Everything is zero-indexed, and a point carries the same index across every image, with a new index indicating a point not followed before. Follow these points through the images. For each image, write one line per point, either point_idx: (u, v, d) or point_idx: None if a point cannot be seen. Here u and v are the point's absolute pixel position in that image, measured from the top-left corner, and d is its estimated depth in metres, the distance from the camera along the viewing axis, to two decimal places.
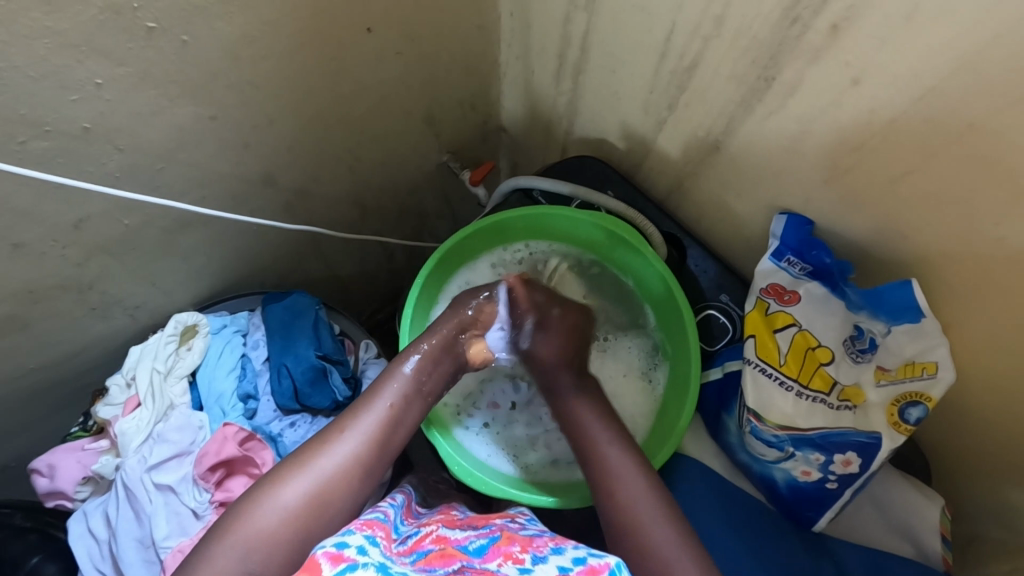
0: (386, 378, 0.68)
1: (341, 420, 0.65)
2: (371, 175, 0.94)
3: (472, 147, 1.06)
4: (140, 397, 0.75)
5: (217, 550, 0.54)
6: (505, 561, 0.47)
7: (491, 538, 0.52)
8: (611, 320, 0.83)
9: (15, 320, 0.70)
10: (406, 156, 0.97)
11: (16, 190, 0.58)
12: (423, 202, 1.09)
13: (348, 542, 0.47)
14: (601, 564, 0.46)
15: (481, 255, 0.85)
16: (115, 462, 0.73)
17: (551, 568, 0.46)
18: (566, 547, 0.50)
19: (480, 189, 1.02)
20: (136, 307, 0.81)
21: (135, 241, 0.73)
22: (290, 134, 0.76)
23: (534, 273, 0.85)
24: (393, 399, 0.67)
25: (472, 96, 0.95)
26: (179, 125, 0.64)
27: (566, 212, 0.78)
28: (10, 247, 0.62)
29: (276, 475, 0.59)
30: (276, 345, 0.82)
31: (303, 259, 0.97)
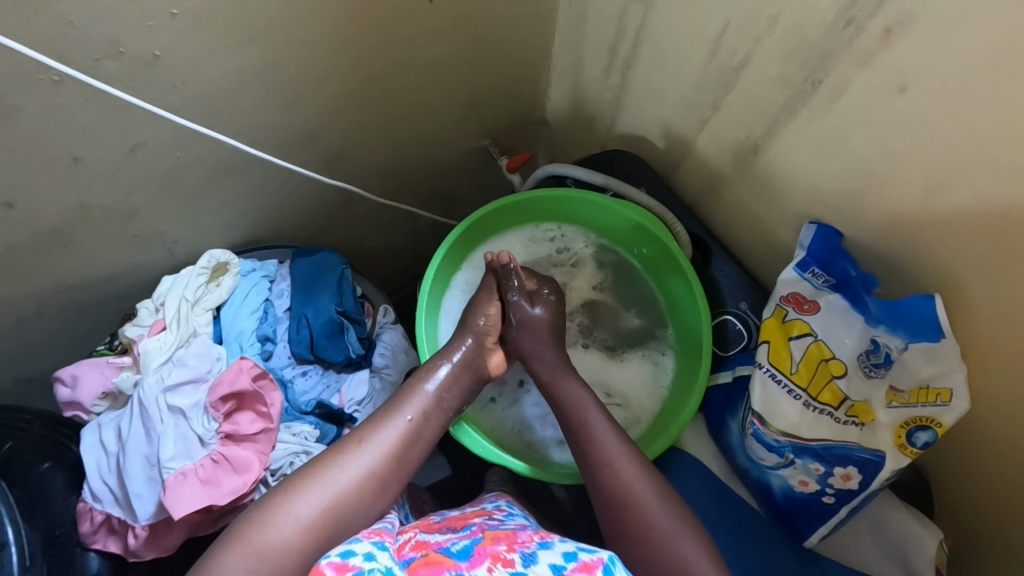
0: (406, 394, 0.69)
1: (358, 433, 0.65)
2: (412, 149, 0.97)
3: (513, 134, 1.08)
4: (167, 321, 0.77)
5: (228, 563, 0.53)
6: (494, 565, 0.49)
7: (478, 539, 0.55)
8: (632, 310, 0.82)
9: (62, 234, 0.73)
10: (447, 134, 1.00)
11: (82, 106, 0.61)
12: (458, 184, 1.12)
13: (352, 551, 0.49)
14: (594, 560, 0.48)
15: (513, 231, 0.85)
16: (134, 378, 0.74)
17: (543, 569, 0.48)
18: (554, 541, 0.53)
19: (515, 176, 1.05)
20: (174, 243, 0.85)
21: (183, 176, 0.76)
22: (342, 92, 0.79)
23: (562, 255, 0.85)
24: (413, 414, 0.67)
25: (520, 84, 0.98)
26: (240, 68, 0.68)
27: (599, 200, 0.78)
28: (70, 160, 0.66)
29: (290, 487, 0.59)
30: (299, 296, 0.85)
31: (336, 222, 1.00)
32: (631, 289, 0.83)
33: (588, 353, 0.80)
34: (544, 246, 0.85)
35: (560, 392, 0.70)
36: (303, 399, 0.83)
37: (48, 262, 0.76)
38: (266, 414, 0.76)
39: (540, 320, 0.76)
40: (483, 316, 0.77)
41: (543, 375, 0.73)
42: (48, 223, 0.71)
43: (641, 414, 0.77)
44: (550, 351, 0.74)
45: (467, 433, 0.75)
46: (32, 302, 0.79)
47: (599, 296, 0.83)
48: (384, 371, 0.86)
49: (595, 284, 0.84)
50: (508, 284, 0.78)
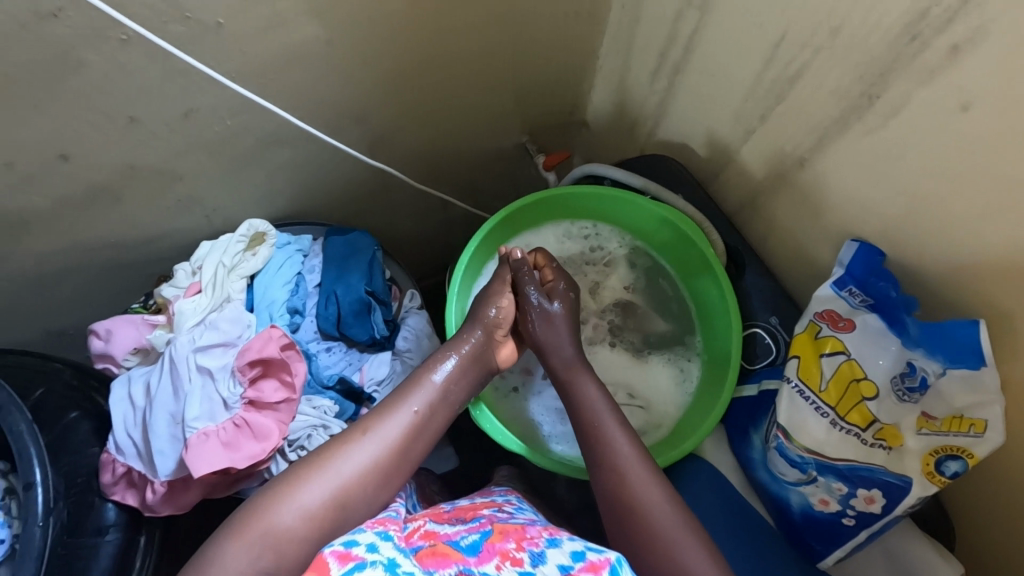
0: (413, 386, 0.68)
1: (362, 423, 0.64)
2: (452, 139, 0.98)
3: (552, 133, 1.09)
4: (203, 285, 0.79)
5: (232, 550, 0.53)
6: (503, 562, 0.49)
7: (487, 531, 0.55)
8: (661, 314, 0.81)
9: (109, 190, 0.77)
10: (487, 128, 1.01)
11: (145, 66, 0.63)
12: (493, 179, 1.12)
13: (356, 541, 0.51)
14: (601, 560, 0.47)
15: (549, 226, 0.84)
16: (167, 337, 0.76)
17: (551, 569, 0.48)
18: (562, 539, 0.53)
19: (551, 175, 1.05)
20: (214, 210, 0.87)
21: (231, 144, 0.78)
22: (392, 75, 0.80)
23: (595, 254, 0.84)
24: (419, 406, 0.66)
25: (565, 84, 0.99)
26: (298, 43, 0.69)
27: (636, 201, 0.77)
28: (126, 118, 0.68)
29: (295, 475, 0.59)
30: (330, 272, 0.86)
31: (371, 205, 1.01)
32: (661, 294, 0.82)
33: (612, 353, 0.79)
34: (578, 243, 0.84)
35: (572, 388, 0.70)
36: (326, 374, 0.84)
37: (97, 213, 0.79)
38: (290, 384, 0.77)
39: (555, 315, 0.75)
40: (495, 306, 0.75)
41: (557, 370, 0.73)
42: (98, 178, 0.74)
43: (662, 419, 0.76)
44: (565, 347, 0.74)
45: (482, 412, 0.75)
46: (78, 252, 0.83)
47: (631, 297, 0.82)
48: (406, 355, 0.87)
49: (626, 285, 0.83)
50: (525, 280, 0.76)
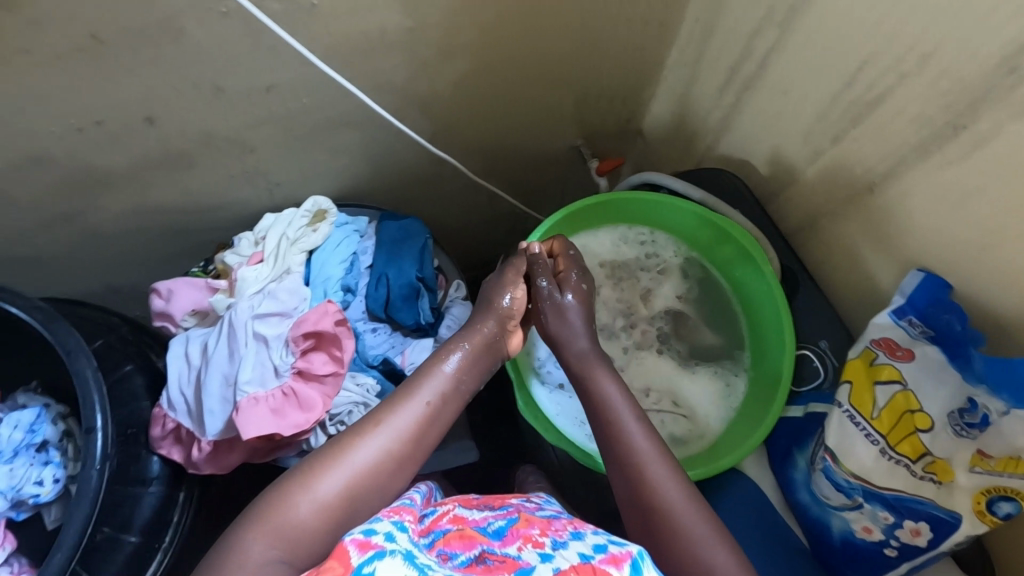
0: (423, 377, 0.65)
1: (374, 413, 0.62)
2: (510, 136, 1.00)
3: (606, 139, 1.10)
4: (264, 255, 0.81)
5: (249, 542, 0.52)
6: (525, 544, 0.50)
7: (512, 519, 0.55)
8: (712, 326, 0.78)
9: (185, 155, 0.80)
10: (545, 128, 1.02)
11: (239, 39, 0.66)
12: (543, 179, 1.14)
13: (374, 529, 0.49)
14: (622, 553, 0.46)
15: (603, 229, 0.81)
16: (227, 301, 0.78)
17: (572, 554, 0.48)
18: (586, 533, 0.53)
19: (602, 180, 1.06)
20: (275, 184, 0.91)
21: (304, 121, 0.81)
22: (465, 68, 0.82)
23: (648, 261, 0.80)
24: (431, 397, 0.64)
25: (627, 92, 1.00)
26: (383, 29, 0.71)
27: (677, 203, 0.75)
28: (213, 89, 0.71)
29: (309, 466, 0.57)
30: (383, 255, 0.88)
31: (423, 193, 1.04)
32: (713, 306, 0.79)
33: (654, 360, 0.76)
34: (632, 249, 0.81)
35: (587, 382, 0.68)
36: (371, 353, 0.86)
37: (172, 175, 0.83)
38: (339, 359, 0.78)
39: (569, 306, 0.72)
40: (508, 296, 0.73)
41: (569, 362, 0.70)
42: (178, 143, 0.78)
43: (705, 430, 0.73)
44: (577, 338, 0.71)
45: (518, 376, 0.82)
46: (148, 212, 0.87)
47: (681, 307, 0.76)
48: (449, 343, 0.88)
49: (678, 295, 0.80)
50: (537, 270, 0.73)
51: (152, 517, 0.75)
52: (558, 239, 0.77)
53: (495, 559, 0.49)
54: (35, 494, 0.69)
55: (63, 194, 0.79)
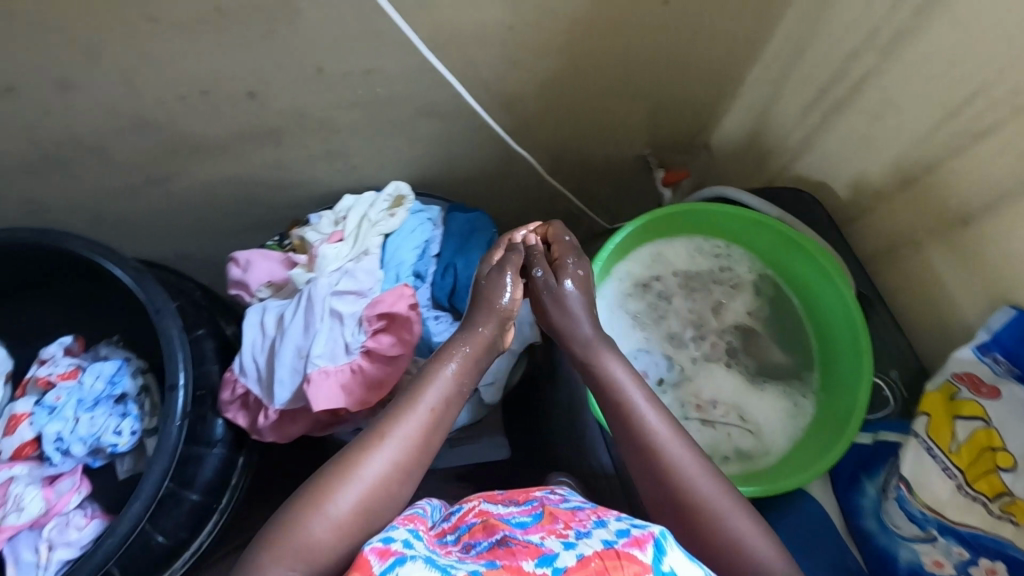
0: (426, 381, 0.64)
1: (381, 422, 0.61)
2: (581, 139, 1.01)
3: (673, 151, 1.10)
4: (344, 234, 0.83)
5: (268, 567, 0.52)
6: (547, 534, 0.51)
7: (539, 513, 0.55)
8: (783, 346, 0.74)
9: (275, 132, 0.83)
10: (615, 134, 1.03)
11: (350, 23, 0.68)
12: (605, 186, 1.14)
13: (391, 537, 0.50)
14: (644, 534, 0.47)
15: (680, 237, 0.77)
16: (306, 277, 0.78)
17: (595, 541, 0.48)
18: (608, 520, 0.53)
19: (666, 191, 1.07)
20: (352, 166, 0.93)
21: (392, 106, 0.83)
22: (552, 68, 0.84)
23: (720, 275, 0.77)
24: (436, 401, 0.63)
25: (702, 106, 1.00)
26: (483, 22, 0.73)
27: (727, 210, 0.72)
28: (315, 70, 0.74)
29: (320, 483, 0.56)
30: (453, 245, 0.88)
31: (487, 187, 1.05)
32: (782, 326, 0.75)
33: (716, 373, 0.72)
34: (707, 261, 0.77)
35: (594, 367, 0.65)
36: (435, 340, 0.84)
37: (258, 149, 0.85)
38: (407, 343, 0.78)
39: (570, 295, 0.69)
40: (506, 293, 0.70)
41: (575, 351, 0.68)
42: (271, 119, 0.80)
43: (769, 448, 0.69)
44: (578, 325, 0.68)
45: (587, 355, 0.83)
46: (229, 182, 0.90)
47: (751, 323, 0.75)
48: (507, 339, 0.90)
49: (748, 312, 0.76)
50: (533, 260, 0.72)
51: (213, 475, 0.77)
52: (553, 226, 0.75)
53: (517, 542, 0.49)
54: (113, 444, 0.71)
55: (159, 159, 0.83)
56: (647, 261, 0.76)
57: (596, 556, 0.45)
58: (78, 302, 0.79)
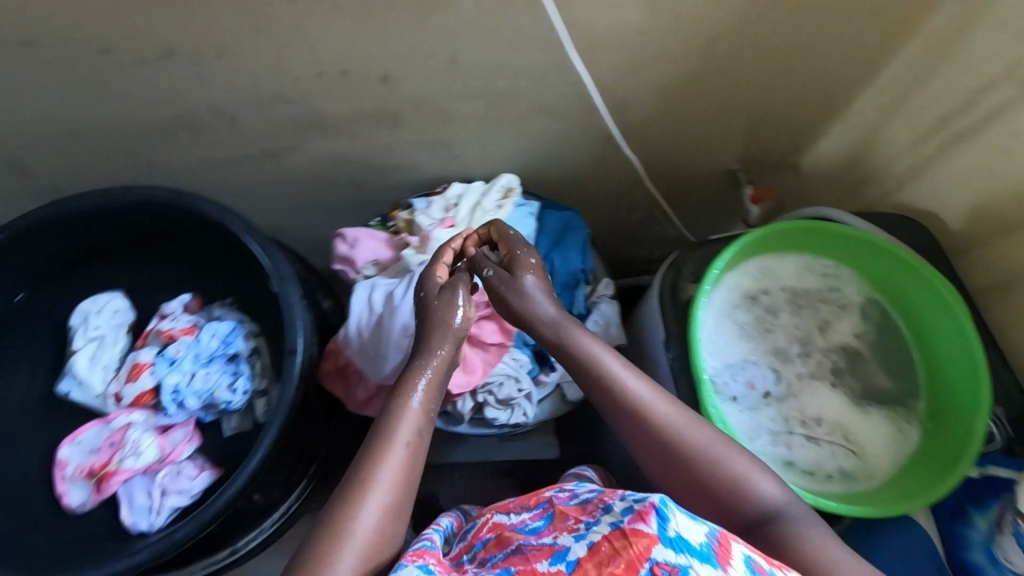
0: (392, 422, 0.62)
1: (359, 472, 0.59)
2: (675, 149, 1.02)
3: (761, 171, 1.11)
4: (456, 221, 0.84)
5: None
6: (560, 533, 0.52)
7: (550, 514, 0.56)
8: (886, 370, 0.74)
9: (393, 117, 0.86)
10: (709, 148, 1.03)
11: (498, 16, 0.71)
12: (686, 200, 1.15)
13: None
14: (646, 507, 0.47)
15: (790, 253, 0.77)
16: (419, 259, 0.81)
17: (603, 528, 0.49)
18: (614, 500, 0.53)
19: (754, 209, 1.07)
20: (454, 156, 0.96)
21: (509, 99, 0.85)
22: (670, 74, 0.85)
23: (825, 295, 0.77)
24: (409, 436, 0.62)
25: (801, 128, 1.01)
26: (620, 24, 0.75)
27: (844, 229, 0.72)
28: (451, 59, 0.76)
29: (315, 551, 0.54)
30: (548, 242, 0.92)
31: (574, 189, 1.07)
32: (884, 351, 0.75)
33: (821, 394, 0.72)
34: (815, 280, 0.77)
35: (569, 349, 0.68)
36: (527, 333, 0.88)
37: (372, 133, 0.88)
38: (508, 331, 0.83)
39: (531, 283, 0.70)
40: (460, 312, 0.69)
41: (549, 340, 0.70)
42: (392, 104, 0.83)
43: (873, 471, 0.68)
44: (545, 308, 0.70)
45: None
46: (336, 163, 0.93)
47: (858, 346, 0.75)
48: None
49: (853, 334, 0.75)
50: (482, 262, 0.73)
51: (307, 438, 0.79)
52: (495, 225, 0.75)
53: (531, 547, 0.52)
54: (227, 401, 0.74)
55: (283, 132, 0.85)
56: (755, 274, 0.76)
57: (604, 542, 0.47)
58: (190, 259, 0.82)
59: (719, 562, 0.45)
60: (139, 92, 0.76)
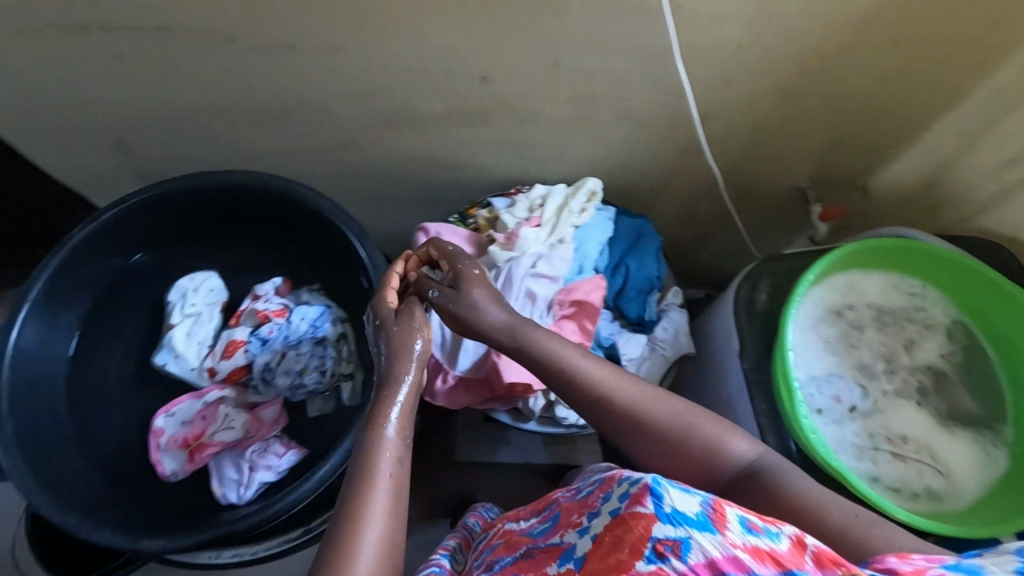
0: (369, 455, 0.56)
1: (342, 516, 0.52)
2: (746, 165, 1.03)
3: (828, 192, 1.11)
4: (542, 220, 0.85)
5: None
6: (565, 531, 0.53)
7: (557, 514, 0.58)
8: (972, 393, 0.74)
9: (481, 118, 0.88)
10: (780, 167, 1.04)
11: (604, 25, 0.73)
12: (749, 216, 1.15)
13: None
14: (641, 488, 0.45)
15: (878, 271, 0.77)
16: (506, 254, 0.80)
17: (603, 517, 0.47)
18: (612, 487, 0.51)
19: (821, 228, 1.07)
20: (531, 160, 0.98)
21: (595, 107, 0.87)
22: (757, 90, 0.87)
23: (911, 314, 0.77)
24: (391, 466, 0.55)
25: (876, 151, 1.01)
26: (719, 38, 0.77)
27: (937, 250, 0.73)
28: (550, 63, 0.78)
29: None
30: (625, 247, 0.92)
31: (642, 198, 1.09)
32: (970, 374, 0.75)
33: (906, 412, 0.71)
34: (901, 298, 0.77)
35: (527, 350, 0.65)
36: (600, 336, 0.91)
37: (457, 134, 0.90)
38: (588, 334, 0.81)
39: (483, 295, 0.66)
40: (421, 336, 0.63)
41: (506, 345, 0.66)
42: (483, 106, 0.85)
43: (960, 493, 0.68)
44: (498, 315, 0.66)
45: None
46: (417, 161, 0.95)
47: (943, 366, 0.75)
48: (662, 344, 0.91)
49: (937, 354, 0.75)
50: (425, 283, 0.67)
51: None
52: (434, 243, 0.71)
53: (538, 551, 0.54)
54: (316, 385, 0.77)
55: (374, 128, 0.88)
56: (842, 288, 0.76)
57: (605, 531, 0.46)
58: (278, 246, 0.85)
59: (718, 528, 0.42)
60: (251, 82, 0.79)
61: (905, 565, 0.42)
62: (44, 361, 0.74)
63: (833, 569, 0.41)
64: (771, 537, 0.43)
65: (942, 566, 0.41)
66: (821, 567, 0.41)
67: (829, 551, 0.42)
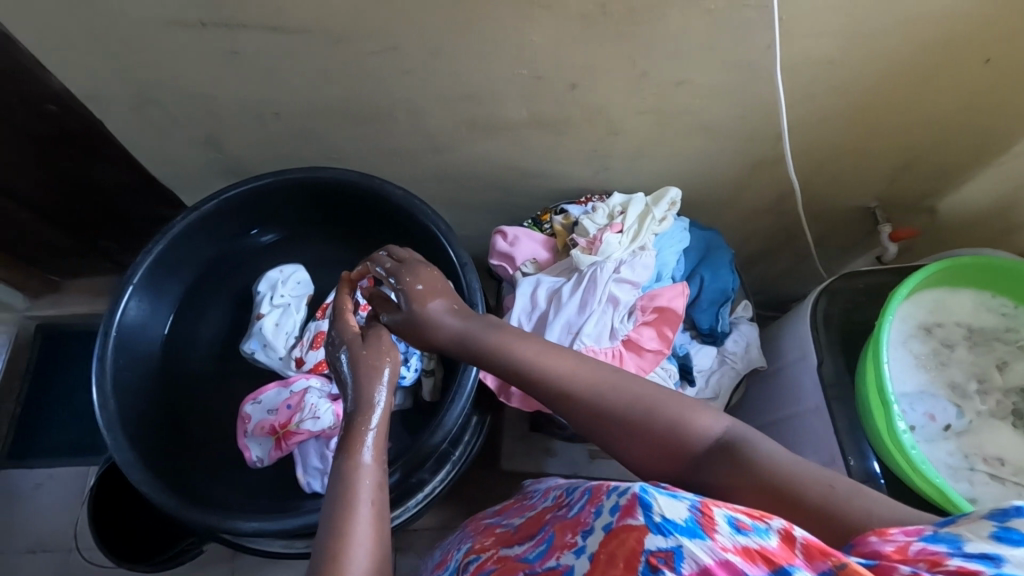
0: (341, 476, 0.51)
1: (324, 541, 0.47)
2: (817, 181, 1.03)
3: (899, 210, 1.10)
4: (623, 227, 0.87)
5: None
6: (561, 553, 0.45)
7: (551, 536, 0.50)
8: None
9: (563, 125, 0.89)
10: (851, 185, 1.04)
11: (698, 37, 0.74)
12: (815, 232, 1.15)
13: None
14: (630, 499, 0.40)
15: (967, 289, 0.77)
16: (590, 259, 0.83)
17: (598, 534, 0.42)
18: (602, 501, 0.45)
19: (890, 247, 1.05)
20: (604, 169, 0.99)
21: (675, 118, 0.88)
22: (838, 107, 0.87)
23: (1003, 334, 0.75)
24: (369, 488, 0.51)
25: (953, 172, 1.00)
26: (809, 53, 0.77)
27: None
28: (640, 73, 0.80)
29: None
30: (699, 259, 0.93)
31: (709, 209, 1.09)
32: None
33: (1000, 433, 0.70)
34: (991, 318, 0.76)
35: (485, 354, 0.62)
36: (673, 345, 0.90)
37: (538, 139, 0.92)
38: (667, 339, 0.81)
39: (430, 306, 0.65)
40: (386, 362, 0.60)
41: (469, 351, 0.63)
42: (568, 113, 0.87)
43: None
44: (447, 322, 0.64)
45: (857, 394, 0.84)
46: (495, 164, 0.97)
47: None
48: (733, 357, 0.90)
49: None
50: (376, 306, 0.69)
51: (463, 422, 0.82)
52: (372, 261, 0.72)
53: None
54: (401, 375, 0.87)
55: (459, 130, 0.90)
56: (931, 305, 0.76)
57: (600, 548, 0.40)
58: (369, 246, 0.89)
59: (706, 532, 0.36)
60: (345, 82, 0.82)
61: (886, 545, 0.35)
62: (144, 338, 0.81)
63: (824, 561, 0.33)
64: (760, 534, 0.36)
65: (924, 540, 0.34)
66: (814, 560, 0.33)
67: (821, 541, 0.34)
